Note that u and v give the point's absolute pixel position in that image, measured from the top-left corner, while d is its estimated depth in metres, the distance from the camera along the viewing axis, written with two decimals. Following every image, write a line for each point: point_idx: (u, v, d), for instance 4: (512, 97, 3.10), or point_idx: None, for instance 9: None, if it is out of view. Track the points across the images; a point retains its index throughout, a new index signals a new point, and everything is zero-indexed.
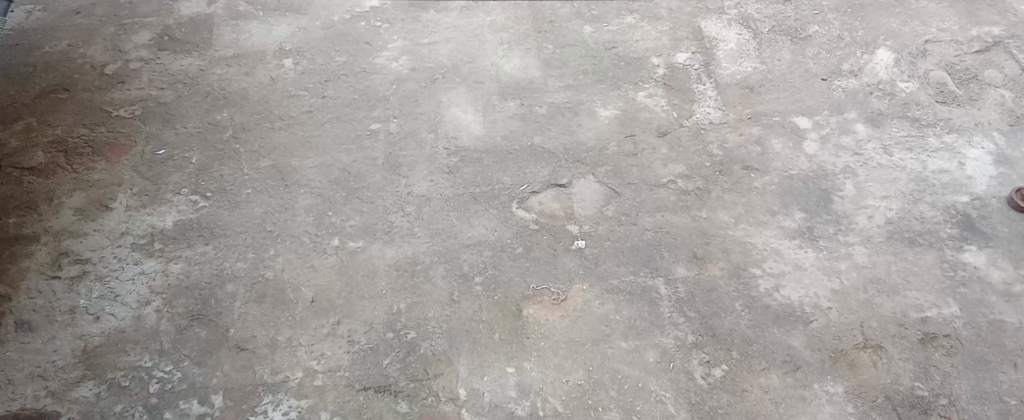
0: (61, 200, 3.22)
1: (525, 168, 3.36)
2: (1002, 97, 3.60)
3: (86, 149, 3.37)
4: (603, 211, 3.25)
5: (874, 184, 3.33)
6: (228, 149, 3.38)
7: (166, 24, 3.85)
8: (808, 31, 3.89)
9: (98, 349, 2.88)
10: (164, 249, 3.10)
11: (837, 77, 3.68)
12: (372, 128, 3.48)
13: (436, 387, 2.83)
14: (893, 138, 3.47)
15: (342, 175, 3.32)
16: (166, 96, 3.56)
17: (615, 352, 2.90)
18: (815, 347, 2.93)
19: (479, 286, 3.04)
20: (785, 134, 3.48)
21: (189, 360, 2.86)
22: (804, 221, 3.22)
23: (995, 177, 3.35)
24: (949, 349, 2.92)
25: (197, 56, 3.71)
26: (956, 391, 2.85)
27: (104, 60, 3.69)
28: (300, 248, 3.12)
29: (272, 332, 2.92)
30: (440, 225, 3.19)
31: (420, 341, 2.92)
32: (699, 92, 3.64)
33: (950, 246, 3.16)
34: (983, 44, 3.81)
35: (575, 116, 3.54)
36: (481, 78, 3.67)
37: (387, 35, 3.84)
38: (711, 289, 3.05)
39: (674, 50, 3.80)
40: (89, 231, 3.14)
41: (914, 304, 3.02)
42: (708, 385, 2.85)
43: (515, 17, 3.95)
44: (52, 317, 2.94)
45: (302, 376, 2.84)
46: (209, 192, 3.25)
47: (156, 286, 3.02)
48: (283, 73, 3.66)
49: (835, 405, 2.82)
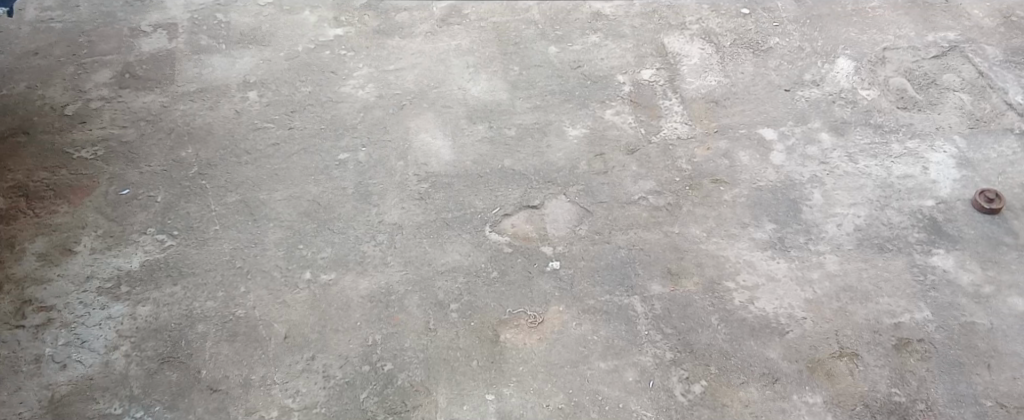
0: (22, 246, 3.16)
1: (497, 191, 3.35)
2: (962, 101, 3.66)
3: (47, 192, 3.31)
4: (577, 231, 3.24)
5: (842, 191, 3.36)
6: (194, 185, 3.34)
7: (126, 61, 3.80)
8: (770, 43, 3.93)
9: (66, 398, 2.82)
10: (131, 291, 3.05)
11: (800, 88, 3.72)
12: (340, 158, 3.45)
13: (416, 419, 2.80)
14: (858, 145, 3.51)
15: (312, 206, 3.29)
16: (128, 135, 3.51)
17: (594, 373, 2.90)
18: (792, 358, 2.94)
19: (455, 313, 3.02)
20: (752, 147, 3.50)
21: (160, 405, 2.81)
22: (774, 232, 3.24)
23: (959, 180, 3.39)
24: (923, 354, 2.95)
25: (159, 93, 3.67)
26: (932, 395, 2.87)
27: (63, 101, 3.62)
28: (271, 283, 3.08)
29: (245, 371, 2.88)
30: (413, 253, 3.16)
31: (398, 373, 2.89)
32: (665, 107, 3.65)
33: (918, 250, 3.19)
34: (939, 49, 3.87)
35: (544, 137, 3.54)
36: (449, 102, 3.67)
37: (352, 63, 3.82)
38: (686, 305, 3.05)
39: (639, 67, 3.82)
40: (53, 276, 3.08)
41: (887, 310, 3.04)
42: (689, 402, 2.85)
43: (479, 40, 3.95)
44: (17, 368, 2.87)
45: (278, 414, 2.80)
46: (176, 230, 3.21)
47: (124, 330, 2.96)
48: (247, 106, 3.62)
49: (815, 415, 2.83)
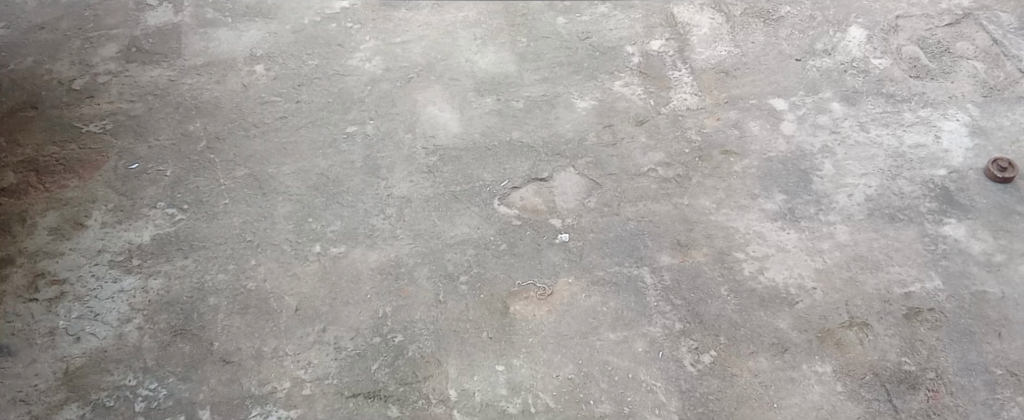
0: (34, 220, 3.17)
1: (505, 163, 3.34)
2: (975, 69, 3.62)
3: (58, 167, 3.32)
4: (585, 203, 3.23)
5: (853, 162, 3.34)
6: (203, 159, 3.34)
7: (133, 35, 3.79)
8: (781, 12, 3.89)
9: (80, 370, 2.84)
10: (143, 264, 3.06)
11: (811, 57, 3.69)
12: (348, 130, 3.45)
13: (426, 389, 2.81)
14: (869, 115, 3.48)
15: (320, 179, 3.29)
16: (136, 109, 3.51)
17: (604, 344, 2.90)
18: (802, 328, 2.93)
19: (464, 285, 3.02)
20: (762, 117, 3.48)
21: (174, 376, 2.83)
22: (785, 203, 3.23)
23: (972, 149, 3.37)
24: (934, 323, 2.94)
25: (166, 67, 3.66)
26: (942, 364, 2.86)
27: (71, 75, 3.63)
28: (281, 256, 3.09)
29: (257, 343, 2.90)
30: (422, 226, 3.17)
31: (408, 344, 2.90)
32: (675, 78, 3.63)
33: (930, 220, 3.18)
34: (953, 17, 3.83)
35: (552, 109, 3.52)
36: (457, 74, 3.65)
37: (359, 36, 3.80)
38: (696, 276, 3.05)
39: (648, 37, 3.79)
40: (65, 250, 3.10)
41: (897, 280, 3.03)
42: (698, 372, 2.85)
43: (487, 12, 3.93)
44: (31, 341, 2.90)
45: (290, 386, 2.82)
46: (186, 204, 3.21)
47: (136, 303, 2.98)
48: (255, 79, 3.62)
49: (825, 385, 2.83)
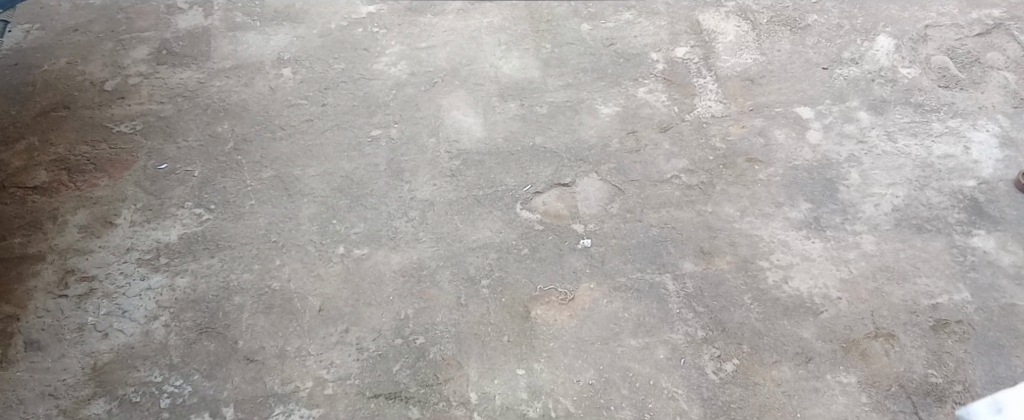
0: (65, 218, 3.22)
1: (528, 168, 3.35)
2: (1006, 80, 3.58)
3: (89, 166, 3.37)
4: (608, 209, 3.23)
5: (880, 171, 3.31)
6: (231, 160, 3.38)
7: (164, 38, 3.84)
8: (808, 21, 3.87)
9: (108, 366, 2.87)
10: (170, 263, 3.10)
11: (838, 66, 3.67)
12: (373, 134, 3.47)
13: (447, 392, 2.82)
14: (897, 124, 3.45)
15: (345, 182, 3.32)
16: (166, 110, 3.56)
17: (626, 350, 2.89)
18: (826, 338, 2.91)
19: (486, 289, 3.03)
20: (787, 125, 3.46)
21: (199, 373, 2.86)
22: (810, 211, 3.20)
23: (1001, 160, 3.33)
24: (961, 335, 2.90)
25: (196, 69, 3.71)
26: (970, 377, 2.82)
27: (103, 76, 3.68)
28: (305, 256, 3.11)
29: (281, 343, 2.91)
30: (445, 229, 3.18)
31: (429, 347, 2.90)
32: (699, 85, 3.62)
33: (958, 231, 3.14)
34: (983, 27, 3.79)
35: (576, 114, 3.53)
36: (481, 80, 3.66)
37: (385, 41, 3.83)
38: (719, 283, 3.03)
39: (673, 44, 3.78)
40: (94, 247, 3.14)
41: (924, 291, 3.00)
42: (721, 380, 2.83)
43: (512, 18, 3.94)
44: (60, 336, 2.93)
45: (312, 385, 2.83)
46: (213, 204, 3.25)
47: (163, 300, 3.01)
48: (283, 82, 3.66)
49: (849, 395, 2.80)
